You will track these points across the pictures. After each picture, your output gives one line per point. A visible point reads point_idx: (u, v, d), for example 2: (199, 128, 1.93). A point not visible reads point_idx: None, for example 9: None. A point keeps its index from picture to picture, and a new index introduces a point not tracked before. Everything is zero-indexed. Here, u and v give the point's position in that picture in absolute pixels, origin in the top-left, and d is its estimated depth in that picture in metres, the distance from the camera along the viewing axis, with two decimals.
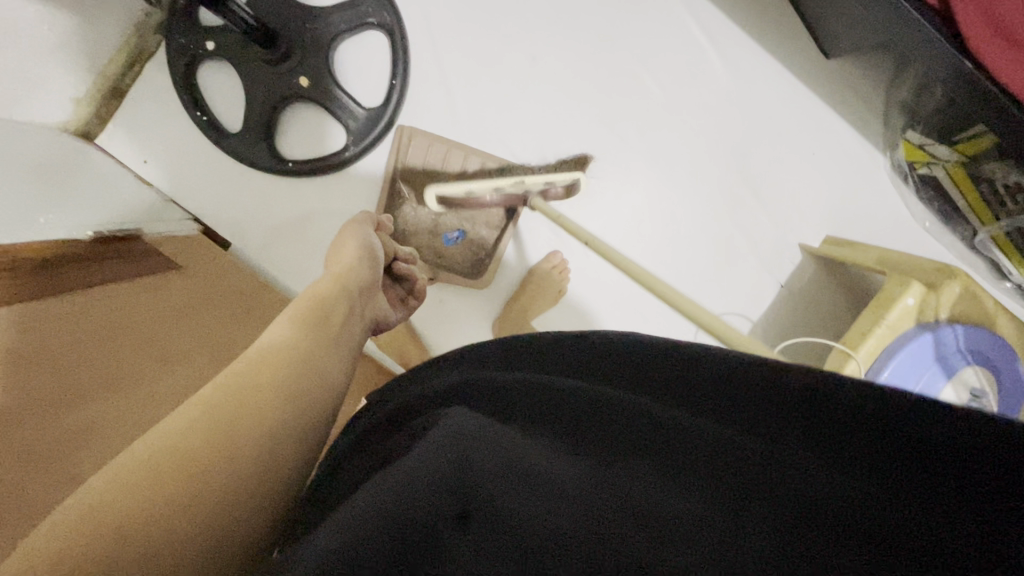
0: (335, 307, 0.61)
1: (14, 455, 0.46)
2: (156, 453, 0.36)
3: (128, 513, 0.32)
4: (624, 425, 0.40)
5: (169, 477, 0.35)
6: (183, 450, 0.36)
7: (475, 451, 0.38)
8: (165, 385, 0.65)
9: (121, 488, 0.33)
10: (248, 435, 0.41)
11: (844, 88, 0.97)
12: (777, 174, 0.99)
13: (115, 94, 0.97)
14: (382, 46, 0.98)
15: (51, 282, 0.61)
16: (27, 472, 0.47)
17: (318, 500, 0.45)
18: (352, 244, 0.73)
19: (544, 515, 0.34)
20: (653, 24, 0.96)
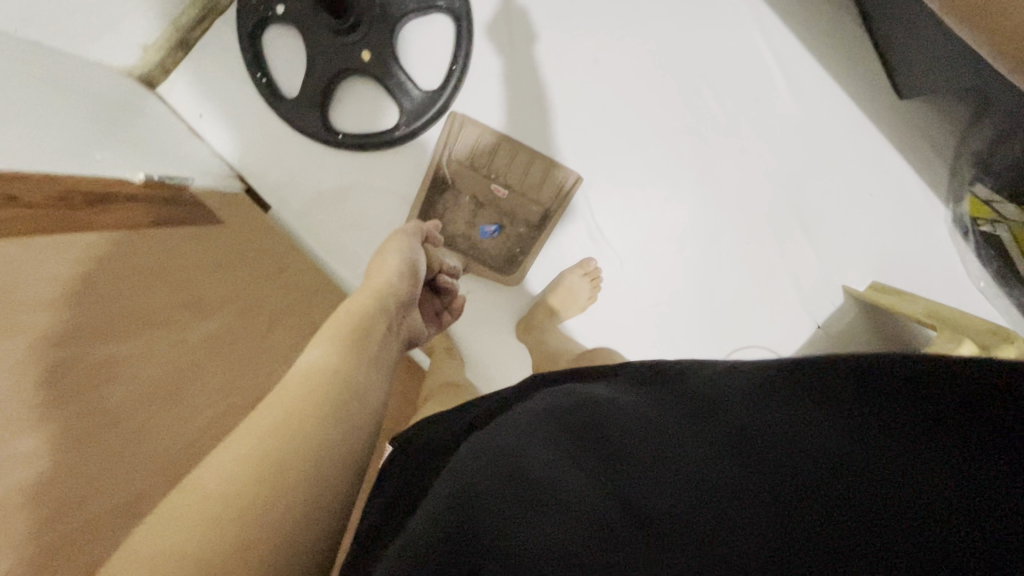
0: (371, 330, 0.64)
1: (53, 378, 0.47)
2: (219, 488, 0.41)
3: (192, 540, 0.37)
4: (624, 431, 0.43)
5: (234, 514, 0.40)
6: (235, 486, 0.41)
7: (481, 471, 0.40)
8: (193, 334, 0.65)
9: (182, 523, 0.38)
10: (292, 455, 0.45)
11: (913, 130, 0.93)
12: (830, 212, 0.96)
13: (182, 46, 0.98)
14: (446, 30, 0.98)
15: (94, 218, 0.62)
16: (62, 395, 0.47)
17: (380, 523, 0.49)
18: (394, 255, 0.76)
19: (552, 529, 0.36)
20: (723, 38, 0.94)
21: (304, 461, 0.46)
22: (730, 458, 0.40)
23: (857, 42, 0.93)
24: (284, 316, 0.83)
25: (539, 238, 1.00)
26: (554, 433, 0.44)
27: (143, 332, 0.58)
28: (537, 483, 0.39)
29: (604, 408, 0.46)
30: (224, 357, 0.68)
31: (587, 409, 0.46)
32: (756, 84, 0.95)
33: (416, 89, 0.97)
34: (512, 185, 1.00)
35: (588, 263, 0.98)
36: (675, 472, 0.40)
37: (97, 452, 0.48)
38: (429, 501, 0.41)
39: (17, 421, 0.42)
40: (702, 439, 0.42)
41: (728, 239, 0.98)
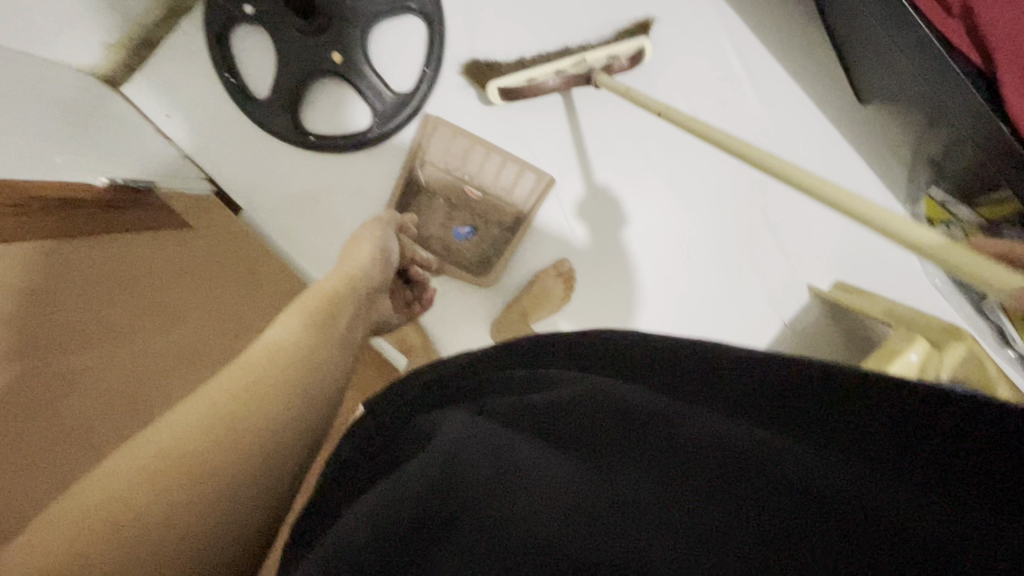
0: (343, 308, 0.65)
1: (18, 389, 0.46)
2: (161, 451, 0.39)
3: (112, 510, 0.35)
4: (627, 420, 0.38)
5: (170, 473, 0.38)
6: (179, 451, 0.40)
7: (465, 456, 0.38)
8: (158, 341, 0.64)
9: (111, 480, 0.37)
10: (249, 415, 0.45)
11: (873, 134, 0.96)
12: (795, 213, 0.99)
13: (147, 45, 0.96)
14: (418, 32, 0.97)
15: (55, 226, 0.61)
16: (23, 407, 0.46)
17: None
18: (368, 244, 0.77)
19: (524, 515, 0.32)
20: (692, 44, 0.96)
21: (258, 435, 0.45)
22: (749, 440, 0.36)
23: (817, 49, 0.96)
24: (254, 321, 0.82)
25: (512, 239, 1.00)
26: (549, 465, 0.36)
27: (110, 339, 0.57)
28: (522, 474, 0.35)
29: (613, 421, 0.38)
30: (193, 364, 0.68)
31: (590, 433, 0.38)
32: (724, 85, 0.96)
33: (388, 91, 0.96)
34: (485, 186, 1.00)
35: (562, 263, 1.00)
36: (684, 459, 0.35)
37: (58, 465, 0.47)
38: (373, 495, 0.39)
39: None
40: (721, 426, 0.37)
41: (700, 242, 1.00)
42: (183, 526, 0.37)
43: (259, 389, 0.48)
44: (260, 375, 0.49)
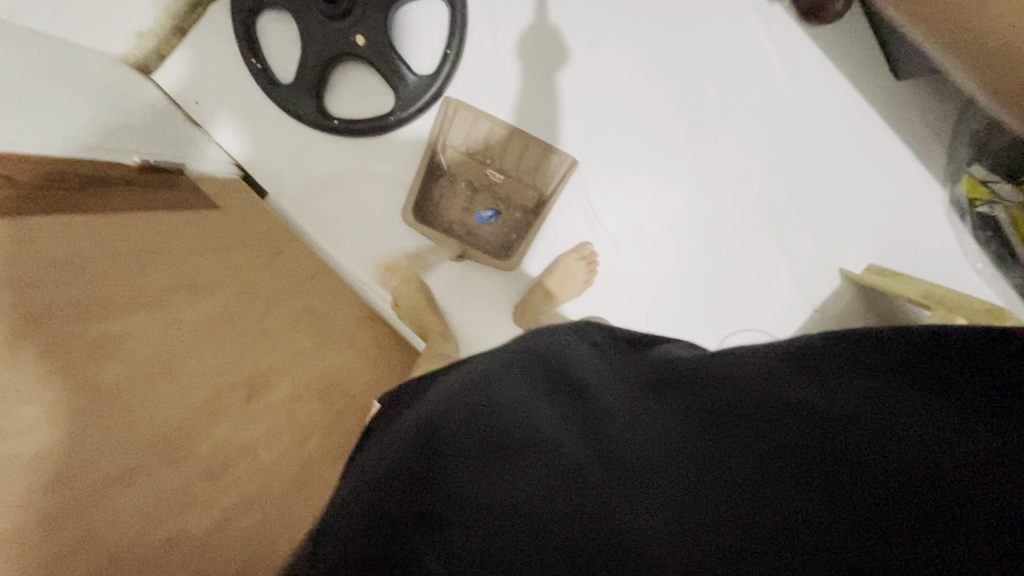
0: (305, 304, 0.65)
1: (61, 351, 0.48)
2: (124, 389, 0.52)
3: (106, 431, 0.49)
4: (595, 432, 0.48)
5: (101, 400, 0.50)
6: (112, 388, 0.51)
7: (453, 446, 0.48)
8: (188, 315, 0.65)
9: (114, 422, 0.50)
10: (164, 355, 0.59)
11: (910, 112, 0.93)
12: (827, 195, 0.95)
13: (176, 33, 0.98)
14: (441, 15, 0.97)
15: (88, 200, 0.63)
16: (68, 368, 0.48)
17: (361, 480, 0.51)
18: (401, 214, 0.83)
19: (507, 503, 0.43)
20: (720, 21, 0.94)
21: (162, 376, 0.57)
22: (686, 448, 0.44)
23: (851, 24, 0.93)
24: (279, 301, 0.83)
25: (534, 223, 1.00)
26: (542, 414, 0.50)
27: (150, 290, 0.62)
28: (507, 459, 0.46)
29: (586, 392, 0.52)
30: (224, 340, 0.69)
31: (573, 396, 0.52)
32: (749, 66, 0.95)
33: (411, 74, 0.96)
34: (508, 170, 0.99)
35: (584, 247, 0.98)
36: (629, 462, 0.45)
37: (111, 375, 0.52)
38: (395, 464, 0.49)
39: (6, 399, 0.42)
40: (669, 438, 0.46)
41: (723, 221, 0.98)
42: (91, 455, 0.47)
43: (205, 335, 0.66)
44: (213, 324, 0.69)
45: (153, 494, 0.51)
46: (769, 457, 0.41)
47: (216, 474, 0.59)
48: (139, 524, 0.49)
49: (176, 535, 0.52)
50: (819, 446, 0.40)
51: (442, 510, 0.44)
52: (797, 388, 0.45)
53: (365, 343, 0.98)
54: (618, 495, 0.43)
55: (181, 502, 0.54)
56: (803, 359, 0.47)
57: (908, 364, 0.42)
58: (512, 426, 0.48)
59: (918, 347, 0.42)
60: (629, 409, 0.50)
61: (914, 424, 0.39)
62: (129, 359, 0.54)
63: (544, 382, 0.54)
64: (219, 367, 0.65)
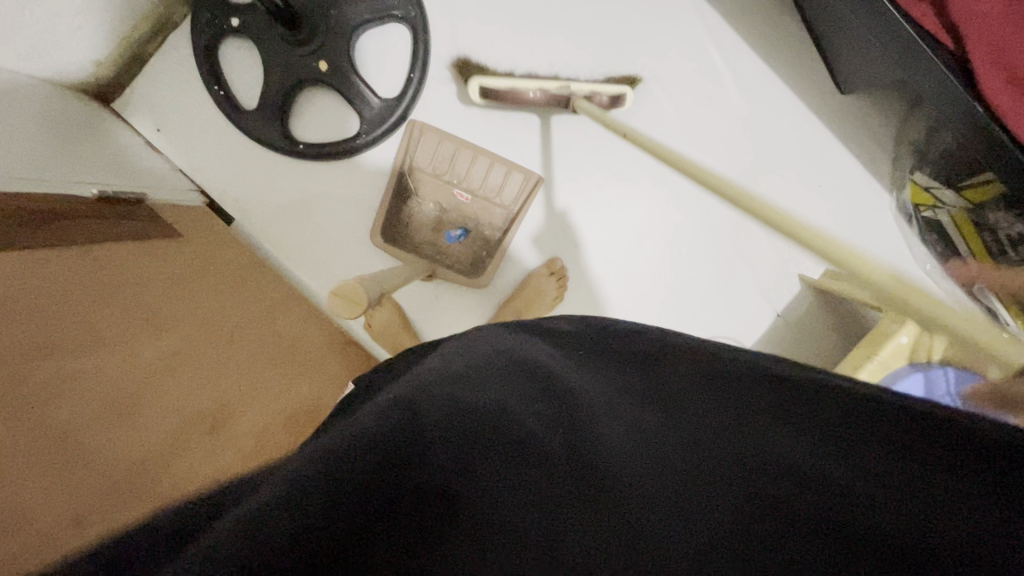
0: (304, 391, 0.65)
1: (18, 392, 0.46)
2: (83, 426, 0.51)
3: (66, 472, 0.48)
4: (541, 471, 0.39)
5: (58, 441, 0.48)
6: (72, 426, 0.50)
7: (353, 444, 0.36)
8: (150, 348, 0.64)
9: (74, 462, 0.49)
10: (125, 391, 0.58)
11: (855, 123, 0.97)
12: (783, 203, 0.99)
13: (136, 62, 0.98)
14: (403, 38, 0.99)
15: (46, 235, 0.62)
16: (27, 409, 0.47)
17: None
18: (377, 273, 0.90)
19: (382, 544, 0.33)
20: (673, 38, 0.98)
21: (125, 412, 0.56)
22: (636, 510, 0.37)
23: (796, 42, 0.98)
24: (247, 329, 0.82)
25: (503, 240, 1.01)
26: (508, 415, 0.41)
27: (112, 324, 0.61)
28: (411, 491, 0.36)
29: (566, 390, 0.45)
30: (189, 373, 0.68)
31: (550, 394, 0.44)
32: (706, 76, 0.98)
33: (375, 98, 0.97)
34: (475, 190, 1.00)
35: (554, 262, 1.00)
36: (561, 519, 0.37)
37: (71, 412, 0.51)
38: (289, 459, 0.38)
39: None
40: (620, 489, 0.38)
41: (688, 230, 1.01)
42: (51, 498, 0.46)
43: (168, 368, 0.65)
44: (179, 355, 0.68)
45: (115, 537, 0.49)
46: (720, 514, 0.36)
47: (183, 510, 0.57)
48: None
49: None
50: (807, 484, 0.36)
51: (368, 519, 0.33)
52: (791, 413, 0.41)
53: (338, 366, 0.98)
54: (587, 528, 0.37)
55: None
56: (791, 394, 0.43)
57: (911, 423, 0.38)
58: (473, 427, 0.40)
59: (919, 420, 0.38)
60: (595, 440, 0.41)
61: (920, 488, 0.35)
62: (89, 395, 0.53)
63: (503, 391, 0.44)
64: (183, 400, 0.64)
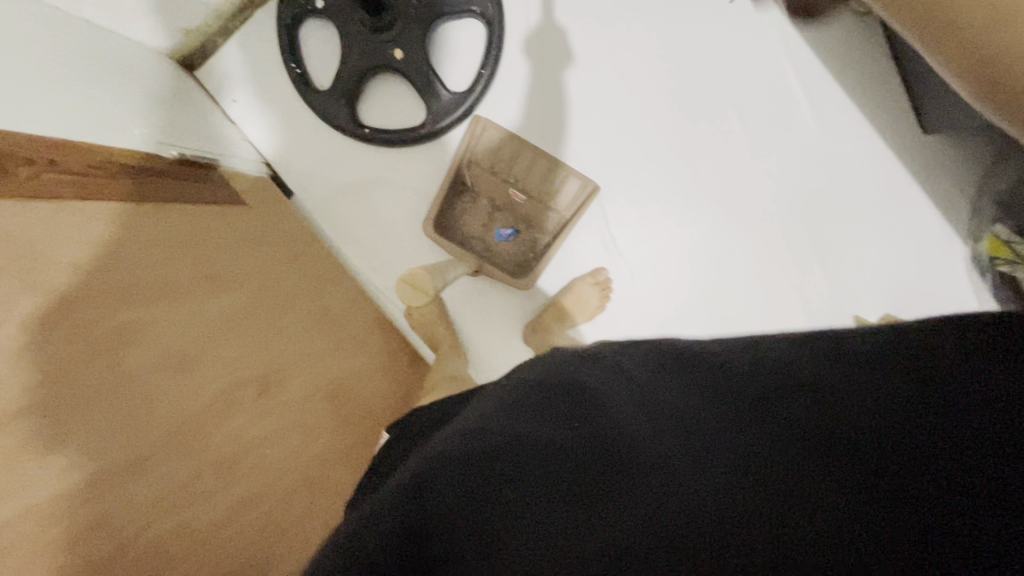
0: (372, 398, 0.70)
1: (84, 337, 0.49)
2: (142, 374, 0.53)
3: (122, 419, 0.50)
4: (604, 449, 0.44)
5: (118, 386, 0.50)
6: (132, 373, 0.52)
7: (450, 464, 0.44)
8: (208, 307, 0.66)
9: (130, 407, 0.51)
10: (182, 347, 0.60)
11: (934, 165, 0.93)
12: (848, 240, 0.95)
13: (223, 34, 1.02)
14: (478, 34, 1.00)
15: (123, 189, 0.64)
16: (91, 354, 0.49)
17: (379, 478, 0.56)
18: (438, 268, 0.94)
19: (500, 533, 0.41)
20: (751, 58, 0.95)
21: (181, 366, 0.58)
22: (704, 486, 0.41)
23: (883, 74, 0.94)
24: (298, 299, 0.84)
25: (553, 244, 1.01)
26: (557, 404, 0.47)
27: (177, 279, 0.63)
28: (502, 480, 0.43)
29: (616, 397, 0.48)
30: (241, 337, 0.69)
31: (601, 381, 0.49)
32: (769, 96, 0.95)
33: (444, 90, 0.99)
34: (531, 192, 1.00)
35: (601, 273, 0.99)
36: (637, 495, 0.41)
37: (132, 360, 0.53)
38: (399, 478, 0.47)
39: (31, 377, 0.43)
40: (681, 464, 0.42)
41: (743, 256, 0.98)
42: (104, 441, 0.47)
43: (220, 328, 0.67)
44: (233, 318, 0.69)
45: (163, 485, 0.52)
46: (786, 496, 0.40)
47: (223, 469, 0.59)
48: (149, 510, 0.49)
49: (178, 528, 0.52)
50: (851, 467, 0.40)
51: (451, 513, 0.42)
52: (873, 409, 0.42)
53: (377, 349, 0.99)
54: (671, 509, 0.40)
55: (190, 494, 0.54)
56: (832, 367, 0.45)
57: (936, 384, 0.42)
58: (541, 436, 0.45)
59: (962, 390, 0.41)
60: (650, 424, 0.45)
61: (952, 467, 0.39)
62: (149, 346, 0.55)
63: (550, 392, 0.49)
64: (232, 362, 0.66)
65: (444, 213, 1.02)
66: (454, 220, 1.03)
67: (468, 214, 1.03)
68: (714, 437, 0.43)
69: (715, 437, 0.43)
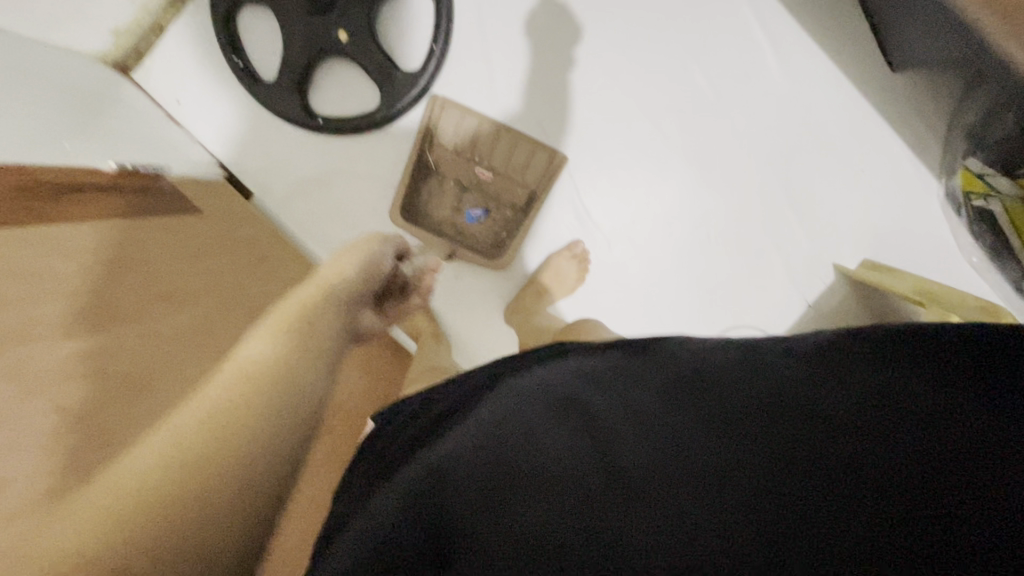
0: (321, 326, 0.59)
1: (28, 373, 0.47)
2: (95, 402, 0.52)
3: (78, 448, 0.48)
4: (610, 449, 0.42)
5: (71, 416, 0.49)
6: (80, 401, 0.50)
7: (453, 467, 0.42)
8: (165, 324, 0.64)
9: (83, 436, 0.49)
10: (138, 370, 0.58)
11: (904, 104, 0.91)
12: (820, 191, 0.94)
13: (156, 31, 0.96)
14: (426, 8, 0.95)
15: (62, 208, 0.61)
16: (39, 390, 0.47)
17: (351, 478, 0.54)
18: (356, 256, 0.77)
19: (506, 528, 0.38)
20: (710, 11, 0.92)
21: (140, 389, 0.57)
22: (705, 480, 0.40)
23: (848, 11, 0.90)
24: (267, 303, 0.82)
25: (525, 221, 0.99)
26: (564, 420, 0.45)
27: (124, 298, 0.61)
28: (503, 476, 0.41)
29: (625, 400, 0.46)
30: (203, 350, 0.68)
31: (596, 398, 0.47)
32: (745, 56, 0.92)
33: (396, 70, 0.94)
34: (496, 168, 0.99)
35: (575, 245, 0.97)
36: (639, 493, 0.39)
37: (83, 390, 0.51)
38: (399, 479, 0.44)
39: None
40: (689, 443, 0.42)
41: (718, 216, 0.96)
42: (60, 474, 0.46)
43: (180, 343, 0.65)
44: (194, 331, 0.68)
45: (249, 489, 0.39)
46: (787, 483, 0.39)
47: None
48: (215, 510, 0.37)
49: None
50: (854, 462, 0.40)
51: (453, 532, 0.39)
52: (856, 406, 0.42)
53: None
54: (686, 510, 0.38)
55: None
56: (815, 380, 0.45)
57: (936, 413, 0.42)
58: (544, 440, 0.43)
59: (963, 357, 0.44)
60: (653, 418, 0.44)
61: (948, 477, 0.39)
62: (100, 373, 0.54)
63: (561, 395, 0.47)
64: (195, 377, 0.64)
65: (414, 201, 1.01)
66: (427, 205, 1.01)
67: (438, 197, 1.01)
68: (721, 433, 0.42)
69: (718, 432, 0.42)
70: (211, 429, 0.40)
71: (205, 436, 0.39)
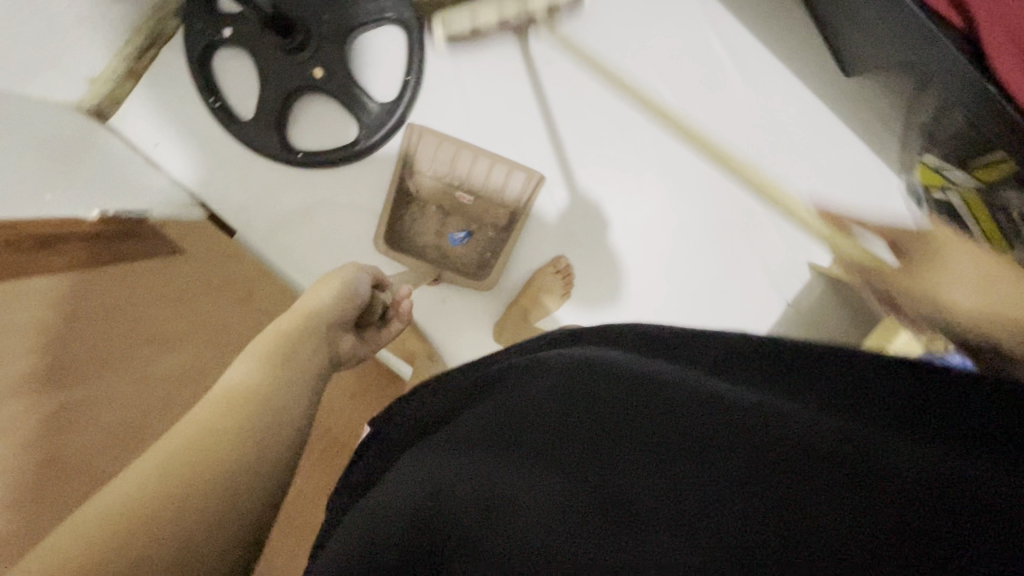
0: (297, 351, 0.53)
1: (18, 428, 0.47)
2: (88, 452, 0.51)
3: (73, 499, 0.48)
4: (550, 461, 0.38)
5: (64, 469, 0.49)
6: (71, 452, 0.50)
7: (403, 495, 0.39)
8: (154, 368, 0.64)
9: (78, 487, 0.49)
10: (129, 417, 0.58)
11: (860, 106, 0.95)
12: (789, 192, 0.98)
13: (132, 76, 0.98)
14: (398, 40, 0.98)
15: (47, 260, 0.61)
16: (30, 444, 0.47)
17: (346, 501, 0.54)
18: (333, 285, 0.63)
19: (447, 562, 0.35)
20: (670, 28, 0.96)
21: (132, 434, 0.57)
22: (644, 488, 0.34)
23: (800, 25, 0.96)
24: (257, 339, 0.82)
25: (508, 240, 1.00)
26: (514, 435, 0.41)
27: (112, 346, 0.61)
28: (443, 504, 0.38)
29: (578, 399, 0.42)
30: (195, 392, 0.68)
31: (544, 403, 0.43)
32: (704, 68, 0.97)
33: (372, 101, 0.96)
34: (475, 191, 0.99)
35: (559, 261, 0.99)
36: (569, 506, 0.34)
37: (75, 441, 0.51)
38: (376, 494, 0.42)
39: None
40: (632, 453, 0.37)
41: (694, 221, 0.99)
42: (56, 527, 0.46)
43: (171, 386, 0.65)
44: (186, 373, 0.68)
45: (242, 494, 0.38)
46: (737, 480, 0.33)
47: None
48: (203, 514, 0.35)
49: None
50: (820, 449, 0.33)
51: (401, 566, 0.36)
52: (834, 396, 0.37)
53: None
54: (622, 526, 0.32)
55: None
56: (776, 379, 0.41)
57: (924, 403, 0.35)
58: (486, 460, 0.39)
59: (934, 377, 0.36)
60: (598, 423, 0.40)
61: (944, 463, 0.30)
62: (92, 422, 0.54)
63: (518, 399, 0.44)
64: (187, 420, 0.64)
65: (396, 226, 1.01)
66: (408, 231, 1.01)
67: (421, 221, 1.02)
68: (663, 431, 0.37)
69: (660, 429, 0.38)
70: (210, 433, 0.39)
71: (198, 438, 0.39)
